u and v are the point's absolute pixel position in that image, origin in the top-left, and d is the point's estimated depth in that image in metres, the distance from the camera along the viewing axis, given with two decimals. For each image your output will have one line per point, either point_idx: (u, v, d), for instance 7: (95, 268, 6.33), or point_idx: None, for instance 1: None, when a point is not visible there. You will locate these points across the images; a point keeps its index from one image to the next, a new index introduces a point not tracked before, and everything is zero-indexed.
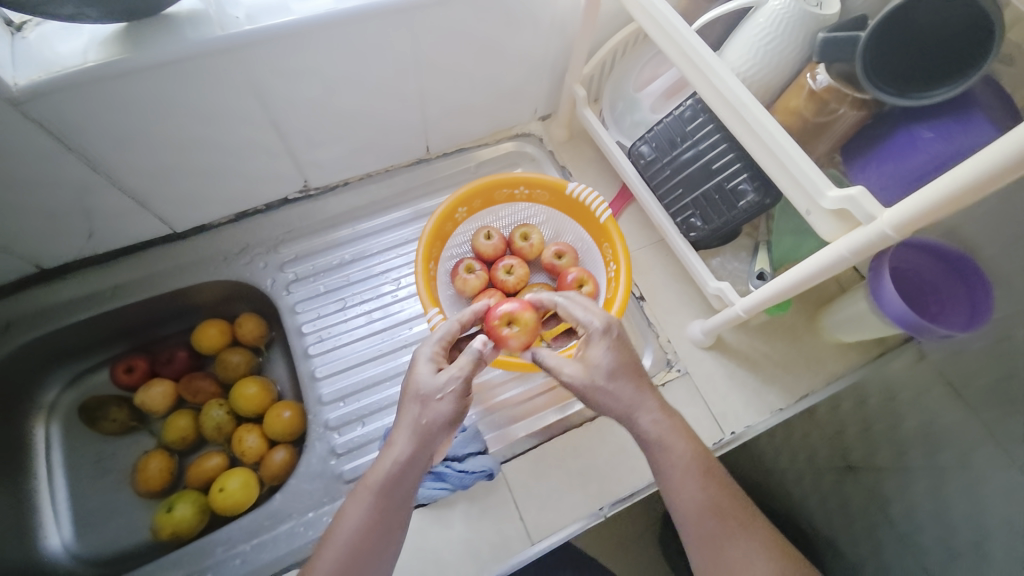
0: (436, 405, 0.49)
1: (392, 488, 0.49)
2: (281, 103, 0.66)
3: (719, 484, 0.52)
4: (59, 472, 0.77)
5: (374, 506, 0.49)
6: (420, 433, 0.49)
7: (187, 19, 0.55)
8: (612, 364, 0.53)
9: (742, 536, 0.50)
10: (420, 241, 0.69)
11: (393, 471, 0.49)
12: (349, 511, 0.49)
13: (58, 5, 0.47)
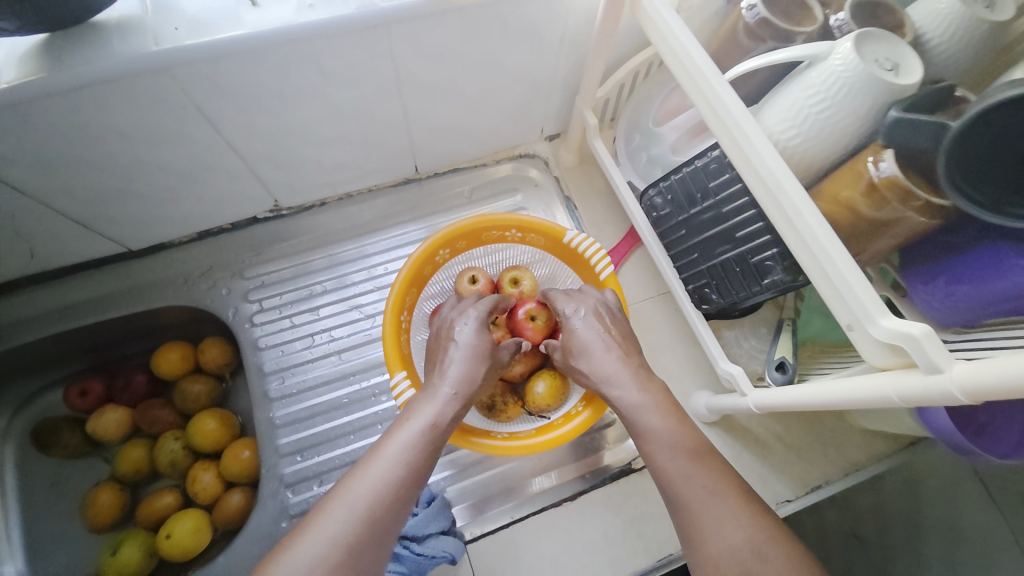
0: (476, 360, 0.54)
1: (432, 436, 0.49)
2: (237, 123, 0.57)
3: (701, 453, 0.48)
4: (13, 498, 0.70)
5: (409, 454, 0.48)
6: (460, 380, 0.52)
7: (114, 28, 0.46)
8: (592, 337, 0.55)
9: (714, 501, 0.45)
10: (392, 288, 0.61)
11: (438, 415, 0.50)
12: (379, 462, 0.47)
13: None
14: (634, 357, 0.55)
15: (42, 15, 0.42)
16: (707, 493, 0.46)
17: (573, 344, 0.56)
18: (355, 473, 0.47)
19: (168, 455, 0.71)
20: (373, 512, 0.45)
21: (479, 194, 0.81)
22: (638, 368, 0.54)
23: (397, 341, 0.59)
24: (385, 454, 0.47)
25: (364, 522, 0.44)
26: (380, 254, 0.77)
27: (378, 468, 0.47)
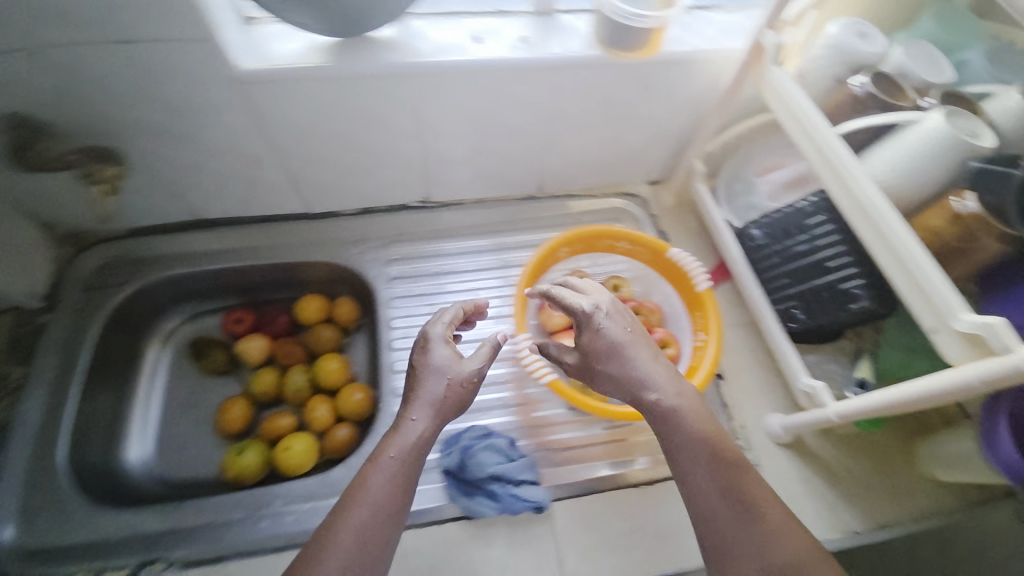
0: (424, 391, 0.57)
1: (398, 467, 0.53)
2: (433, 123, 0.74)
3: (733, 466, 0.53)
4: (157, 394, 0.83)
5: (384, 488, 0.52)
6: (421, 412, 0.56)
7: (383, 43, 0.65)
8: (616, 340, 0.56)
9: (749, 525, 0.50)
10: (523, 269, 0.74)
11: (405, 439, 0.54)
12: (359, 503, 0.51)
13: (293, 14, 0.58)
14: (663, 359, 0.58)
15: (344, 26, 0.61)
16: (744, 504, 0.51)
17: (603, 346, 0.56)
18: (337, 517, 0.50)
19: (295, 383, 0.84)
20: (359, 544, 0.49)
21: (587, 218, 0.94)
22: (668, 364, 0.58)
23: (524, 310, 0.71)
24: (365, 494, 0.51)
25: (353, 556, 0.48)
26: (499, 251, 0.91)
27: (359, 505, 0.51)
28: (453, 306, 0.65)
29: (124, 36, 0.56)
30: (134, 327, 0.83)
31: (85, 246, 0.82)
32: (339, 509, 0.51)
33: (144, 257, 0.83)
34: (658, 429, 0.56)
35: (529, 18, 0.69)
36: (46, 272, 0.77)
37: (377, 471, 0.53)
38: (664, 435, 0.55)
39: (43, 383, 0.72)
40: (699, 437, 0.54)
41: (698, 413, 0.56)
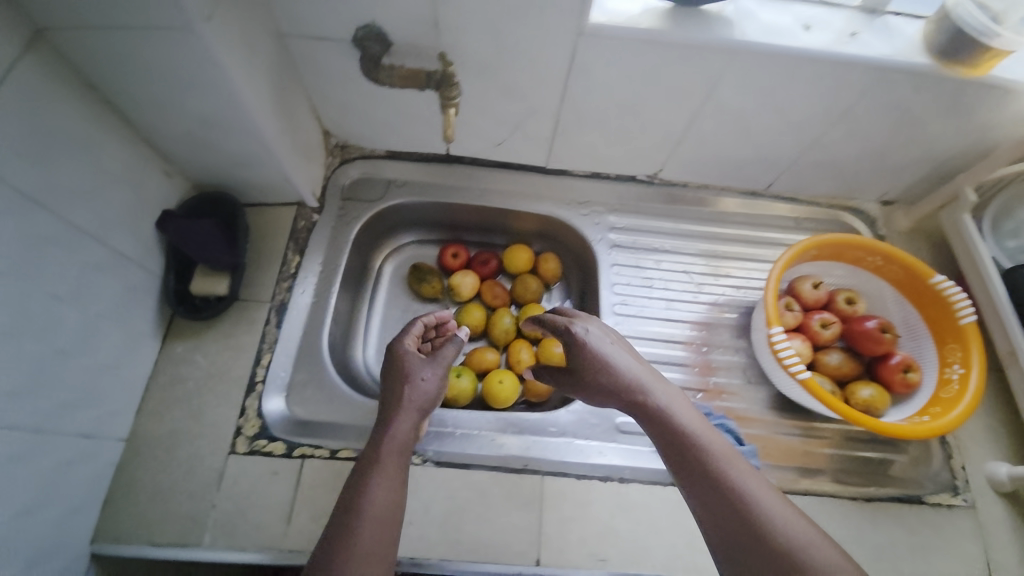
0: (400, 393, 0.60)
1: (390, 449, 0.56)
2: (718, 103, 0.74)
3: (719, 459, 0.52)
4: (378, 307, 0.89)
5: (390, 475, 0.54)
6: (406, 408, 0.59)
7: (715, 18, 0.66)
8: (609, 359, 0.59)
9: (738, 492, 0.49)
10: (774, 266, 0.73)
11: (398, 437, 0.57)
12: (376, 479, 0.53)
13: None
14: (644, 363, 0.61)
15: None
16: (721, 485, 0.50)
17: (585, 359, 0.59)
18: (352, 491, 0.53)
19: (502, 326, 0.88)
20: (378, 521, 0.51)
21: (806, 224, 0.94)
22: (664, 380, 0.60)
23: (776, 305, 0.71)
24: (373, 475, 0.53)
25: (373, 529, 0.50)
26: (716, 240, 0.92)
27: (373, 492, 0.52)
28: (417, 319, 0.69)
29: None
30: (371, 238, 0.89)
31: (345, 159, 0.87)
32: (352, 488, 0.53)
33: (393, 179, 0.88)
34: (657, 432, 0.56)
35: (856, 12, 0.69)
36: (319, 175, 0.83)
37: (388, 457, 0.55)
38: (673, 452, 0.54)
39: (313, 275, 0.77)
40: (680, 428, 0.54)
41: (712, 434, 0.54)
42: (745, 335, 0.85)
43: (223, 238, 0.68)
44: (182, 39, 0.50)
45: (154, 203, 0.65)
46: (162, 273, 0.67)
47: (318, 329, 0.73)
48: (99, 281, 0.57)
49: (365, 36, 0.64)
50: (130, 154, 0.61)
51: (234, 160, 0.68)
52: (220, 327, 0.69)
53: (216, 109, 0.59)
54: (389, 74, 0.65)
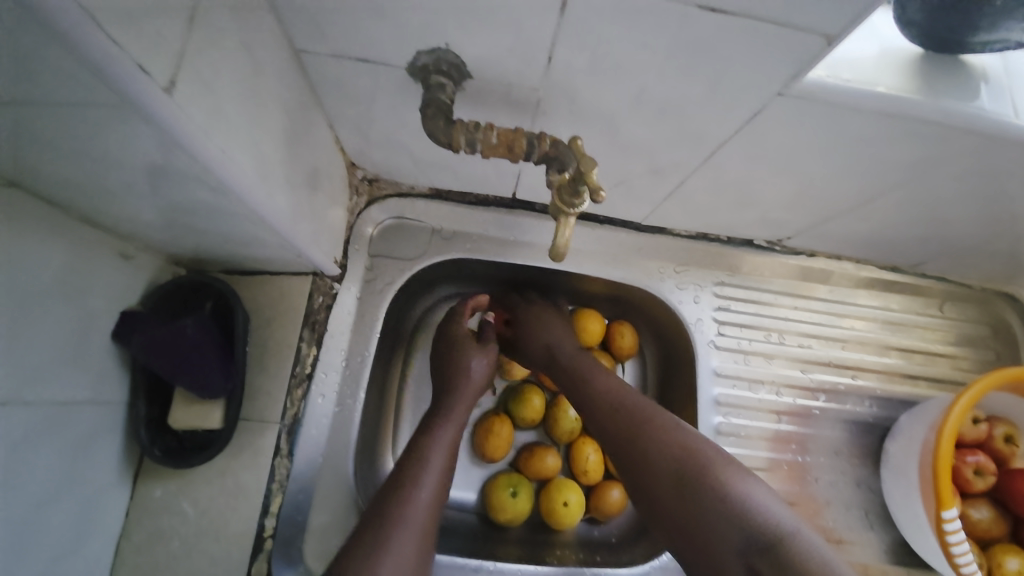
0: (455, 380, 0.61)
1: (447, 436, 0.56)
2: (922, 187, 0.52)
3: (645, 419, 0.54)
4: (408, 392, 0.66)
5: (440, 459, 0.53)
6: (462, 400, 0.59)
7: (981, 78, 0.42)
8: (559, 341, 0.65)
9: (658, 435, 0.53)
10: (956, 402, 0.57)
11: (448, 424, 0.57)
12: (429, 465, 0.52)
13: None
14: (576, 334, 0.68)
15: (962, 30, 0.39)
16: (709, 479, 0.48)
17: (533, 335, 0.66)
18: (397, 484, 0.50)
19: (569, 422, 0.70)
20: (423, 522, 0.48)
21: (949, 310, 0.77)
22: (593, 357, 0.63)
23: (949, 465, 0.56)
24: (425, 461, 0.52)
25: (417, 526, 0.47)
26: (841, 330, 0.73)
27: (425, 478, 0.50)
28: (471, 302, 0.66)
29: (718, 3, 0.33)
30: (400, 304, 0.64)
31: (373, 199, 0.62)
32: (396, 480, 0.50)
33: (437, 229, 0.65)
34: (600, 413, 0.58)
35: None
36: (339, 224, 0.58)
37: (439, 445, 0.55)
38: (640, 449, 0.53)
39: (335, 371, 0.58)
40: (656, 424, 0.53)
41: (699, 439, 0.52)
42: (872, 466, 0.69)
43: (212, 350, 0.49)
44: (131, 125, 0.28)
45: (106, 307, 0.45)
46: (128, 398, 0.48)
47: (344, 452, 0.56)
48: (31, 453, 0.39)
49: (433, 65, 0.41)
50: (67, 249, 0.40)
51: (224, 240, 0.46)
52: (213, 460, 0.51)
53: (197, 199, 0.37)
54: (471, 134, 0.41)
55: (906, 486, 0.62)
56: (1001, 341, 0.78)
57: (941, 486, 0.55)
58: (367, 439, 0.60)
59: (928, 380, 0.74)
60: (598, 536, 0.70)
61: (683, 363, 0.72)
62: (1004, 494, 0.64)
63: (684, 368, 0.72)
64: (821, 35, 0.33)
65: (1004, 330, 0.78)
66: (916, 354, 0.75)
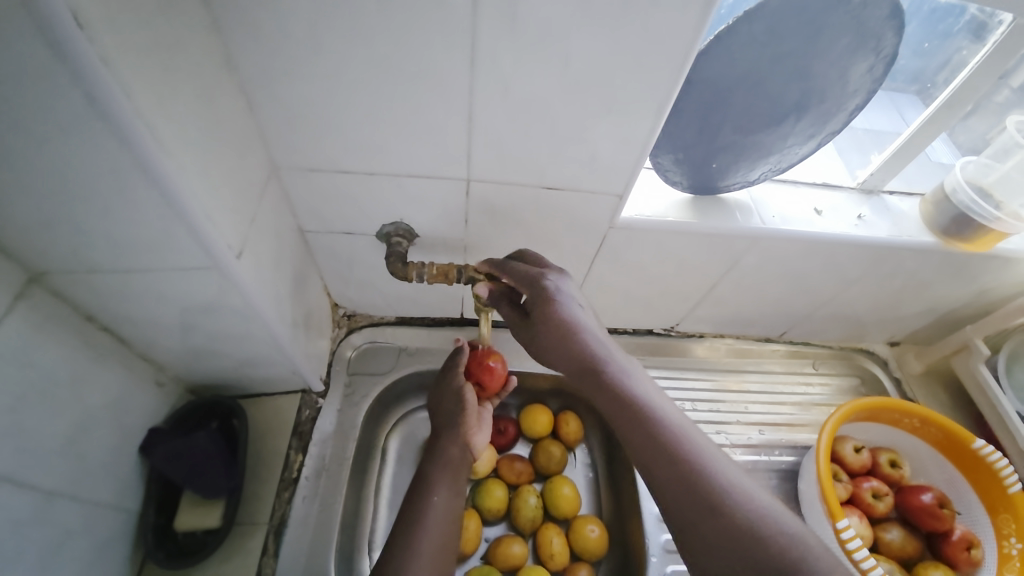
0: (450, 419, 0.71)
1: (450, 467, 0.67)
2: (740, 275, 0.75)
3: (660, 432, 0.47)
4: (383, 496, 0.74)
5: (445, 490, 0.65)
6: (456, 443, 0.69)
7: (737, 205, 0.69)
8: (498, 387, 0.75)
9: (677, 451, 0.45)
10: (822, 436, 0.72)
11: (450, 457, 0.68)
12: (436, 496, 0.63)
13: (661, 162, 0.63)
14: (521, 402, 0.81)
15: (703, 182, 0.65)
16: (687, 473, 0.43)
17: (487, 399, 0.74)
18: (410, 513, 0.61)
19: (528, 510, 0.78)
20: (436, 545, 0.59)
21: (823, 367, 0.96)
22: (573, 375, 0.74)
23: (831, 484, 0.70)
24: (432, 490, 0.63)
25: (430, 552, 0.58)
26: (741, 392, 0.90)
27: (432, 507, 0.62)
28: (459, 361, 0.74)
29: (554, 183, 0.58)
30: (376, 413, 0.77)
31: (352, 328, 0.80)
32: (410, 508, 0.62)
33: (404, 347, 0.81)
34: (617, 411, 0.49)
35: (858, 194, 0.76)
36: (324, 350, 0.75)
37: (445, 478, 0.66)
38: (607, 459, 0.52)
39: (314, 475, 0.66)
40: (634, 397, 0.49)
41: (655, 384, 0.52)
42: (797, 509, 0.80)
43: (219, 455, 0.59)
44: (207, 276, 0.46)
45: (138, 424, 0.57)
46: (140, 508, 0.56)
47: (326, 550, 0.62)
48: (62, 547, 0.47)
49: (393, 231, 0.63)
50: (125, 376, 0.54)
51: (237, 363, 0.61)
52: (205, 566, 0.58)
53: (229, 326, 0.54)
54: (420, 270, 0.62)
55: (816, 512, 0.72)
56: (871, 389, 0.96)
57: (829, 503, 0.69)
58: (344, 540, 0.66)
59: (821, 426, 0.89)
60: None
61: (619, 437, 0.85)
62: (905, 512, 0.76)
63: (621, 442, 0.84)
64: (615, 193, 0.59)
65: (873, 379, 0.97)
66: (808, 406, 0.91)
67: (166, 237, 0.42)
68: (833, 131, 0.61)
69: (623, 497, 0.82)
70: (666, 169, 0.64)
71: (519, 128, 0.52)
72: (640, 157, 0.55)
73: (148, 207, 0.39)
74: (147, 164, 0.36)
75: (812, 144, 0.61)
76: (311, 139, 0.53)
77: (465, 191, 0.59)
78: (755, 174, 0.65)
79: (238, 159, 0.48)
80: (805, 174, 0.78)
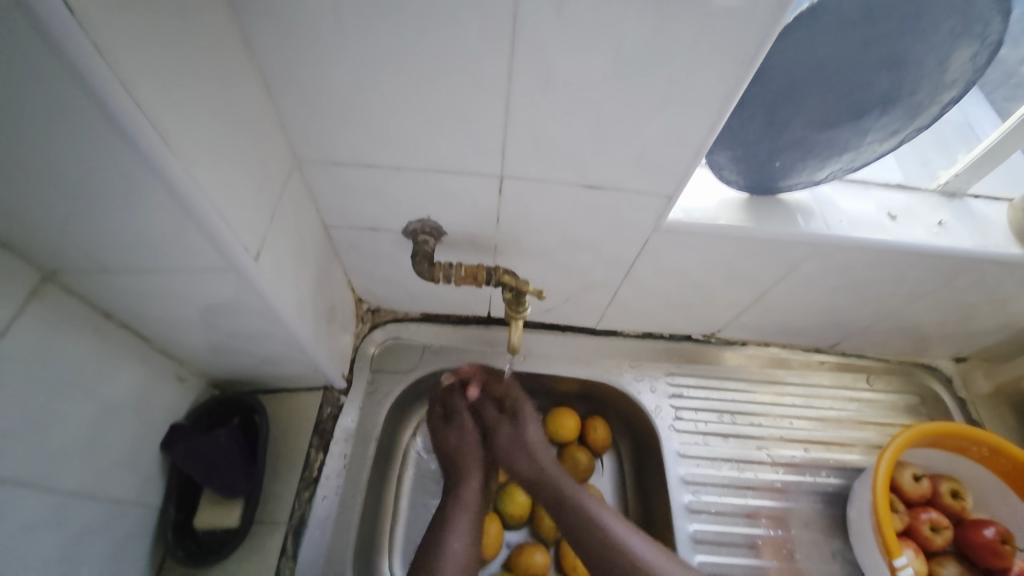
0: (463, 459, 0.71)
1: (467, 505, 0.66)
2: (793, 284, 0.69)
3: None
4: (404, 496, 0.73)
5: (463, 525, 0.64)
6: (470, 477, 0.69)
7: (797, 207, 0.62)
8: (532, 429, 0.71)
9: None
10: (878, 463, 0.66)
11: (466, 498, 0.67)
12: (454, 524, 0.64)
13: (715, 159, 0.56)
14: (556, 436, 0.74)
15: (762, 183, 0.58)
16: None
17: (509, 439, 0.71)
18: (432, 543, 0.62)
19: (553, 519, 0.74)
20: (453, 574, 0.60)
21: (877, 382, 0.88)
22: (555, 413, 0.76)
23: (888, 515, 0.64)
24: (452, 523, 0.64)
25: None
26: (787, 407, 0.83)
27: (450, 540, 0.62)
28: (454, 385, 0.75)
29: (595, 181, 0.53)
30: (398, 411, 0.75)
31: (375, 324, 0.77)
32: (431, 540, 0.62)
33: (428, 345, 0.78)
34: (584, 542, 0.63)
35: (937, 196, 0.68)
36: (348, 346, 0.72)
37: (461, 515, 0.65)
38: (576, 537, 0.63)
39: (338, 475, 0.65)
40: None
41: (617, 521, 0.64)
42: (842, 536, 0.74)
43: (238, 455, 0.59)
44: (224, 277, 0.44)
45: (159, 420, 0.57)
46: (162, 502, 0.58)
47: (344, 554, 0.61)
48: (83, 546, 0.48)
49: (420, 229, 0.59)
50: (144, 374, 0.54)
51: (259, 360, 0.60)
52: (225, 563, 0.58)
53: (248, 327, 0.52)
54: (446, 271, 0.58)
55: (868, 546, 0.67)
56: (931, 408, 0.88)
57: (885, 535, 0.63)
58: (364, 542, 0.64)
59: (874, 447, 0.81)
60: None
61: (651, 448, 0.80)
62: (965, 548, 0.69)
63: (653, 453, 0.80)
64: (663, 194, 0.53)
65: (934, 397, 0.88)
66: (859, 424, 0.83)
67: (178, 238, 0.40)
68: (920, 126, 0.53)
69: (655, 512, 0.77)
70: (721, 167, 0.57)
71: (559, 122, 0.47)
72: (696, 155, 0.49)
73: (158, 205, 0.37)
74: (153, 160, 0.33)
75: (893, 141, 0.54)
76: (335, 133, 0.49)
77: (496, 188, 0.54)
78: (822, 174, 0.57)
79: (257, 154, 0.45)
80: (877, 173, 0.70)
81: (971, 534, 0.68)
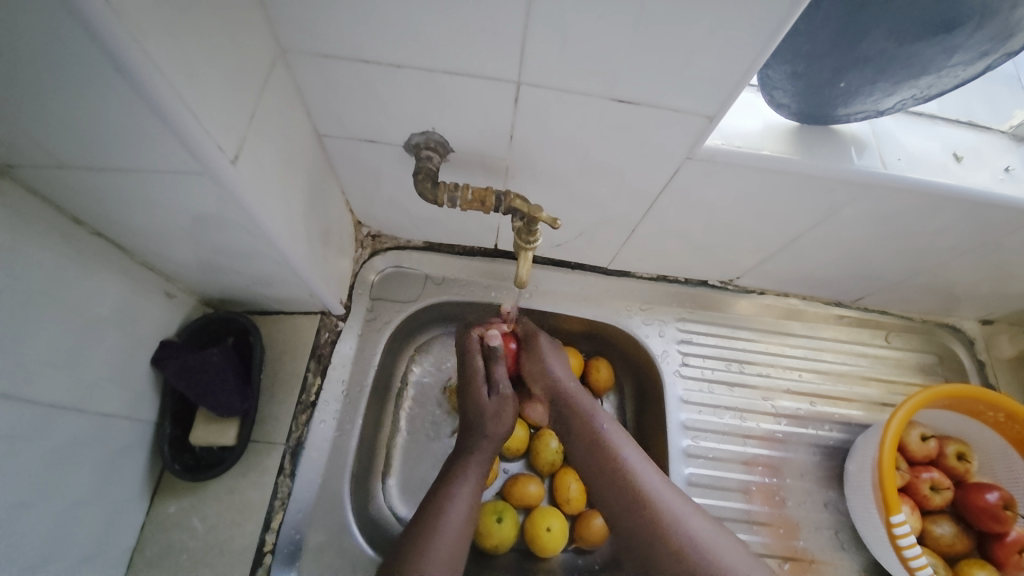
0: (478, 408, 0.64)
1: (476, 459, 0.61)
2: (830, 229, 0.63)
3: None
4: (401, 425, 0.72)
5: (473, 482, 0.59)
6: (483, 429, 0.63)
7: (851, 141, 0.55)
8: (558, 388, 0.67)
9: None
10: (889, 424, 0.64)
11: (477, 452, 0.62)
12: (463, 477, 0.59)
13: (768, 71, 0.50)
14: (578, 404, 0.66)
15: (816, 109, 0.51)
16: None
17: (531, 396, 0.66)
18: (436, 497, 0.57)
19: (548, 454, 0.74)
20: (455, 533, 0.55)
21: (895, 340, 0.84)
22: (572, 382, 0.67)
23: (892, 472, 0.63)
24: (460, 476, 0.59)
25: (451, 536, 0.54)
26: (796, 359, 0.81)
27: (455, 498, 0.57)
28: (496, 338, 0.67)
29: (626, 96, 0.46)
30: (398, 342, 0.73)
31: (376, 251, 0.73)
32: (437, 493, 0.58)
33: (430, 276, 0.74)
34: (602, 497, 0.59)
35: (1007, 139, 0.60)
36: (346, 272, 0.69)
37: (471, 467, 0.60)
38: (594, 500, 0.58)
39: (335, 401, 0.64)
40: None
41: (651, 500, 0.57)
42: (837, 487, 0.74)
43: (232, 376, 0.58)
44: (199, 183, 0.39)
45: (148, 336, 0.55)
46: (158, 419, 0.57)
47: (341, 476, 0.61)
48: (76, 457, 0.48)
49: (423, 143, 0.53)
50: (126, 287, 0.51)
51: (250, 281, 0.57)
52: (223, 478, 0.58)
53: (234, 243, 0.48)
54: (452, 194, 0.53)
55: (863, 498, 0.68)
56: (948, 369, 0.84)
57: (885, 491, 0.63)
58: (362, 466, 0.65)
59: (880, 404, 0.80)
60: (583, 564, 0.72)
61: (653, 391, 0.78)
62: (960, 507, 0.69)
63: (655, 397, 0.78)
64: (703, 115, 0.46)
65: (953, 359, 0.85)
66: (868, 381, 0.81)
67: (139, 132, 0.34)
68: (1012, 51, 0.44)
69: (651, 454, 0.77)
70: (775, 86, 0.51)
71: (591, 16, 0.39)
72: (748, 71, 0.42)
73: (106, 87, 0.31)
74: (91, 26, 0.28)
75: (979, 66, 0.45)
76: (325, 21, 0.42)
77: (512, 99, 0.47)
78: (889, 102, 0.50)
79: (232, 36, 0.38)
80: (944, 108, 0.62)
81: (972, 497, 0.68)
